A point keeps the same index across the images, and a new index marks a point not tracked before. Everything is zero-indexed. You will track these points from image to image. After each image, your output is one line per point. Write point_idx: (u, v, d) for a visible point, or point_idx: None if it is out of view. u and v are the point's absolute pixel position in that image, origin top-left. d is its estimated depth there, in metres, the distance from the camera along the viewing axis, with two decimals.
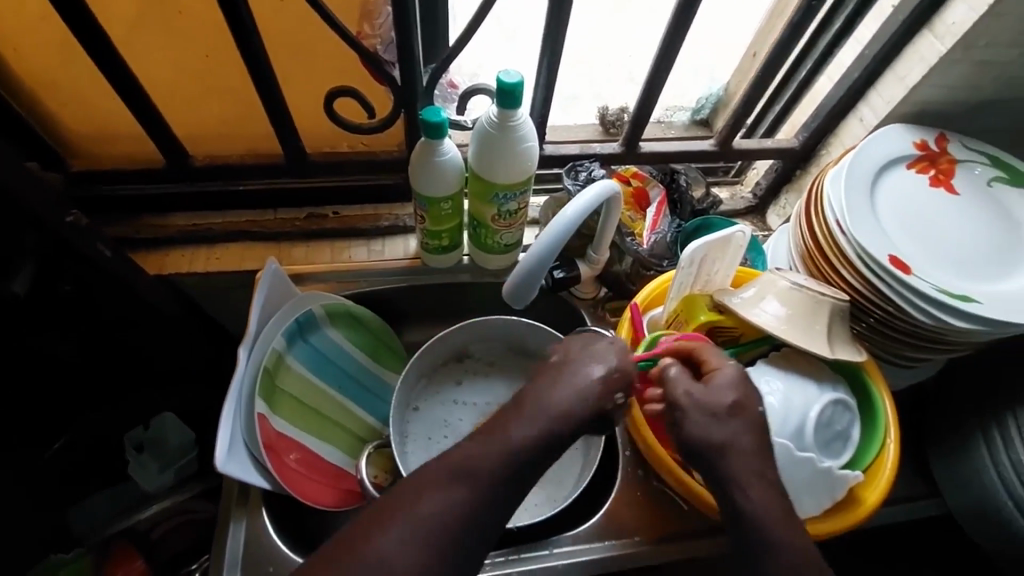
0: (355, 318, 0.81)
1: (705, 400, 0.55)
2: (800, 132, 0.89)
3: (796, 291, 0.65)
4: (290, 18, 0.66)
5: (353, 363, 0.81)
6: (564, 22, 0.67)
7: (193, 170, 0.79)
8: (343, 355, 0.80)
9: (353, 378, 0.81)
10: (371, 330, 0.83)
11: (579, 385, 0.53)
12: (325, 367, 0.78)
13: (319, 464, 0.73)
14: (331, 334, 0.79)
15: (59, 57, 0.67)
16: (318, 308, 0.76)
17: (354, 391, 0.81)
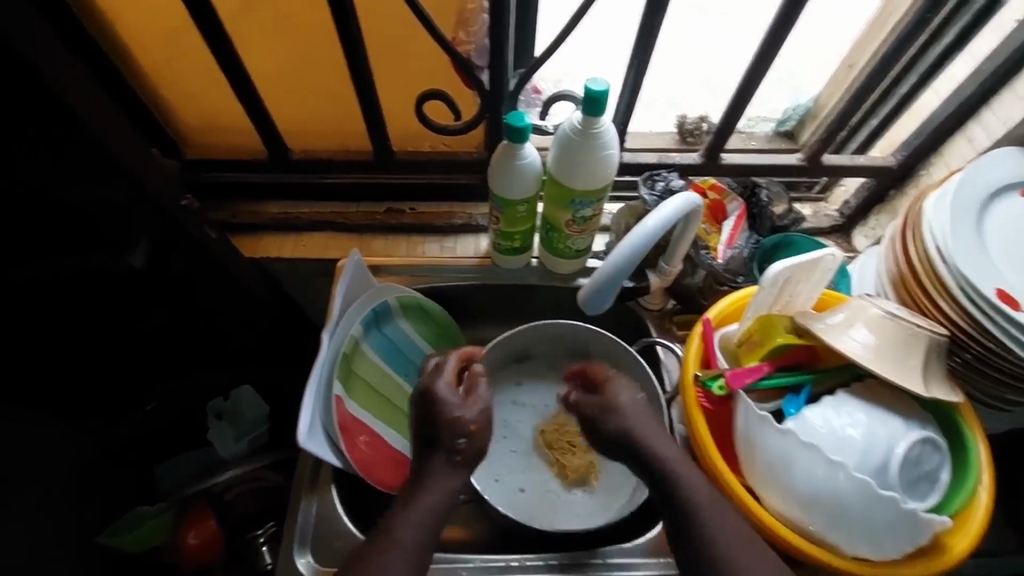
0: (425, 312, 0.84)
1: (630, 412, 0.64)
2: (899, 150, 0.84)
3: (889, 320, 0.63)
4: (391, 24, 0.70)
5: (421, 354, 0.85)
6: (655, 32, 0.67)
7: (290, 162, 0.85)
8: (411, 346, 0.84)
9: (419, 369, 0.85)
10: (439, 323, 0.86)
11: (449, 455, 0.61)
12: (396, 355, 0.83)
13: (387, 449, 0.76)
14: (402, 325, 0.83)
15: (185, 56, 0.74)
16: (392, 299, 0.80)
17: (420, 381, 0.84)
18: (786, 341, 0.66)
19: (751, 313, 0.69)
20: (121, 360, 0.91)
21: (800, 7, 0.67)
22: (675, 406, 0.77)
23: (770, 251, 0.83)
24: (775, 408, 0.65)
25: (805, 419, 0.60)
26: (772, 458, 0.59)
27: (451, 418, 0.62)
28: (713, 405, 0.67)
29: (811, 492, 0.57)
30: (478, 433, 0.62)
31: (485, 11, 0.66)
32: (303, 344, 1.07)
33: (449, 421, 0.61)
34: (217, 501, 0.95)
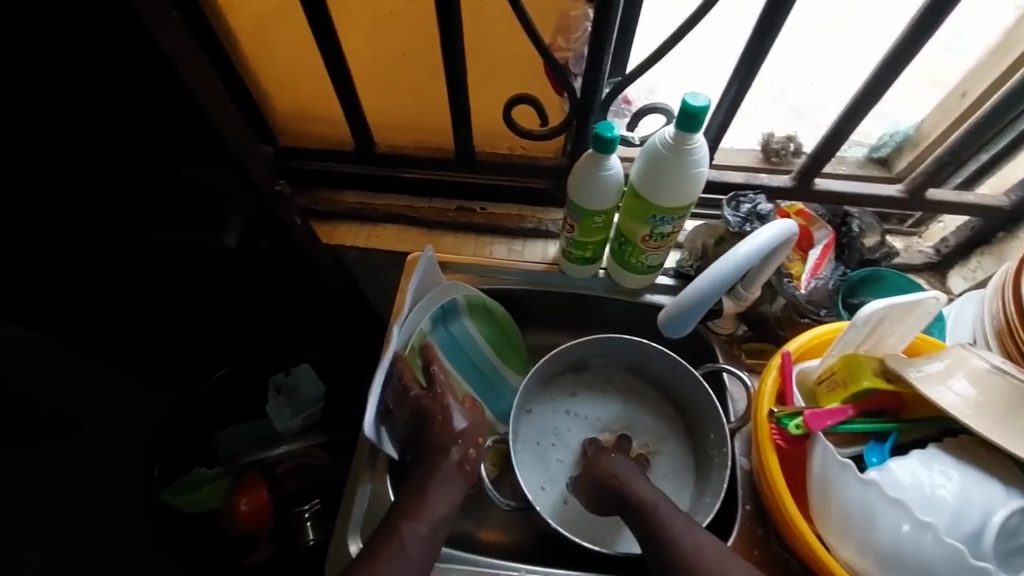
0: (489, 313, 0.84)
1: (626, 472, 0.69)
2: (1013, 190, 0.78)
3: (994, 376, 0.58)
4: (491, 28, 0.71)
5: (482, 354, 0.85)
6: (763, 54, 0.65)
7: (373, 155, 0.88)
8: (473, 344, 0.84)
9: (479, 369, 0.85)
10: (501, 325, 0.86)
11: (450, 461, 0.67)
12: (460, 352, 0.83)
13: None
14: (467, 323, 0.83)
15: (291, 48, 0.78)
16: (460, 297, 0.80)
17: (479, 381, 0.84)
18: (874, 384, 0.62)
19: (836, 350, 0.65)
20: (200, 329, 0.96)
21: (924, 33, 0.63)
22: (739, 437, 0.75)
23: (856, 285, 0.80)
24: (855, 453, 0.63)
25: (890, 471, 0.56)
26: (850, 509, 0.56)
27: (447, 425, 0.67)
28: (786, 445, 0.64)
29: (894, 550, 0.54)
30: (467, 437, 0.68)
31: (588, 19, 0.65)
32: (364, 331, 1.10)
33: (455, 432, 0.68)
34: (270, 473, 0.98)
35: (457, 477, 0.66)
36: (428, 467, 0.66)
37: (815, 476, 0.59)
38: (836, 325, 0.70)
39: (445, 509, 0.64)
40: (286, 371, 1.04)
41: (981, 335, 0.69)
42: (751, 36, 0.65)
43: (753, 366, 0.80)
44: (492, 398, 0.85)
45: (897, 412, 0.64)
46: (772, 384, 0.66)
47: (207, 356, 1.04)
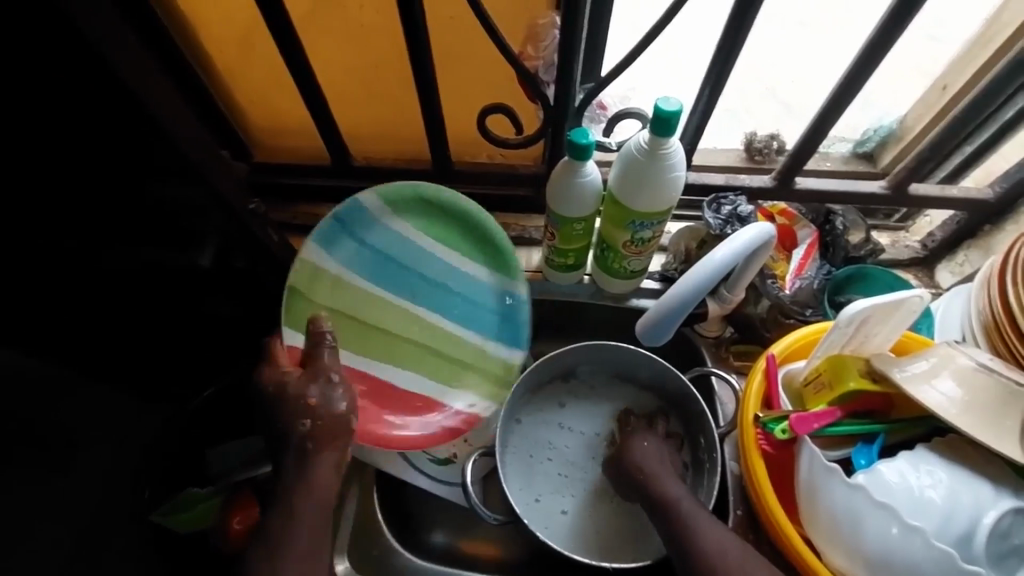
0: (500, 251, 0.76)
1: (649, 463, 0.69)
2: (996, 183, 0.77)
3: (980, 373, 0.57)
4: (460, 36, 0.70)
5: (455, 275, 0.77)
6: (736, 49, 0.63)
7: (352, 168, 0.87)
8: (411, 253, 0.76)
9: (452, 280, 0.77)
10: (495, 261, 0.77)
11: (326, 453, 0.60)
12: (398, 273, 0.76)
13: (395, 390, 0.76)
14: (420, 223, 0.76)
15: (262, 65, 0.77)
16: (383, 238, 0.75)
17: (443, 290, 0.77)
18: (860, 386, 0.61)
19: (821, 351, 0.65)
20: (183, 349, 0.96)
21: (897, 30, 0.62)
22: (728, 442, 0.74)
23: (842, 283, 0.79)
24: (843, 456, 0.62)
25: (878, 474, 0.55)
26: (838, 515, 0.55)
27: (295, 396, 0.60)
28: (773, 449, 0.63)
29: (883, 555, 0.52)
30: (321, 405, 0.60)
31: (556, 27, 0.65)
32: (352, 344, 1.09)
33: (325, 405, 0.60)
34: (260, 491, 0.96)
35: (332, 451, 0.60)
36: (302, 454, 0.59)
37: (802, 481, 0.58)
38: (821, 326, 0.69)
39: (333, 476, 0.60)
40: None
41: (969, 333, 0.68)
42: (722, 35, 0.63)
43: (741, 368, 0.80)
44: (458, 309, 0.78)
45: (882, 413, 0.63)
46: (758, 387, 0.65)
47: (192, 375, 1.03)
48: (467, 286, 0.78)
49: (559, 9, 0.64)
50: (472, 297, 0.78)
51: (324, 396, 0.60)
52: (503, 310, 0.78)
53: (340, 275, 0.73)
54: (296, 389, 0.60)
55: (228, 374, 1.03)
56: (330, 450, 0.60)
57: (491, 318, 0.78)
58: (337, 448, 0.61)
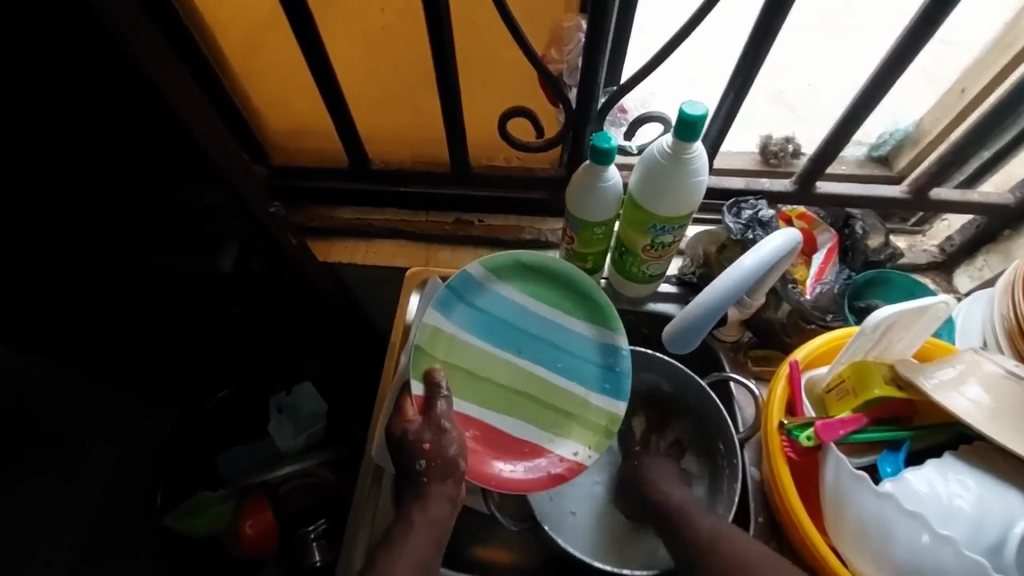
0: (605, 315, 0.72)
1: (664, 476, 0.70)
2: (1017, 188, 0.77)
3: (1009, 381, 0.57)
4: (483, 39, 0.70)
5: (563, 332, 0.72)
6: (762, 55, 0.63)
7: (369, 171, 0.87)
8: (526, 316, 0.72)
9: (557, 338, 0.72)
10: (597, 315, 0.72)
11: (444, 490, 0.59)
12: (512, 334, 0.71)
13: (496, 432, 0.69)
14: (528, 285, 0.72)
15: (282, 68, 0.77)
16: (474, 266, 0.70)
17: (552, 350, 0.72)
18: (885, 393, 0.60)
19: (845, 358, 0.64)
20: (200, 349, 0.96)
21: (925, 35, 0.62)
22: (749, 449, 0.73)
23: (861, 288, 0.79)
24: (869, 464, 0.61)
25: (906, 483, 0.55)
26: (866, 522, 0.55)
27: (410, 438, 0.60)
28: (798, 456, 0.62)
29: (911, 562, 0.52)
30: (436, 446, 0.60)
31: (580, 30, 0.65)
32: (364, 347, 1.09)
33: (444, 454, 0.60)
34: (273, 493, 0.95)
35: (444, 485, 0.59)
36: (416, 489, 0.59)
37: (827, 487, 0.57)
38: (843, 331, 0.69)
39: (446, 509, 0.59)
40: (287, 390, 1.02)
41: (991, 338, 0.68)
42: (747, 41, 0.64)
43: (760, 374, 0.79)
44: (564, 364, 0.72)
45: (906, 420, 0.63)
46: (781, 394, 0.65)
47: (205, 377, 1.03)
48: (579, 346, 0.72)
49: (585, 13, 0.64)
50: (574, 352, 0.72)
51: (444, 441, 0.60)
52: (605, 361, 0.72)
53: (454, 332, 0.69)
54: (411, 431, 0.60)
55: (241, 377, 1.02)
56: (443, 485, 0.59)
57: (598, 374, 0.72)
58: (448, 483, 0.59)
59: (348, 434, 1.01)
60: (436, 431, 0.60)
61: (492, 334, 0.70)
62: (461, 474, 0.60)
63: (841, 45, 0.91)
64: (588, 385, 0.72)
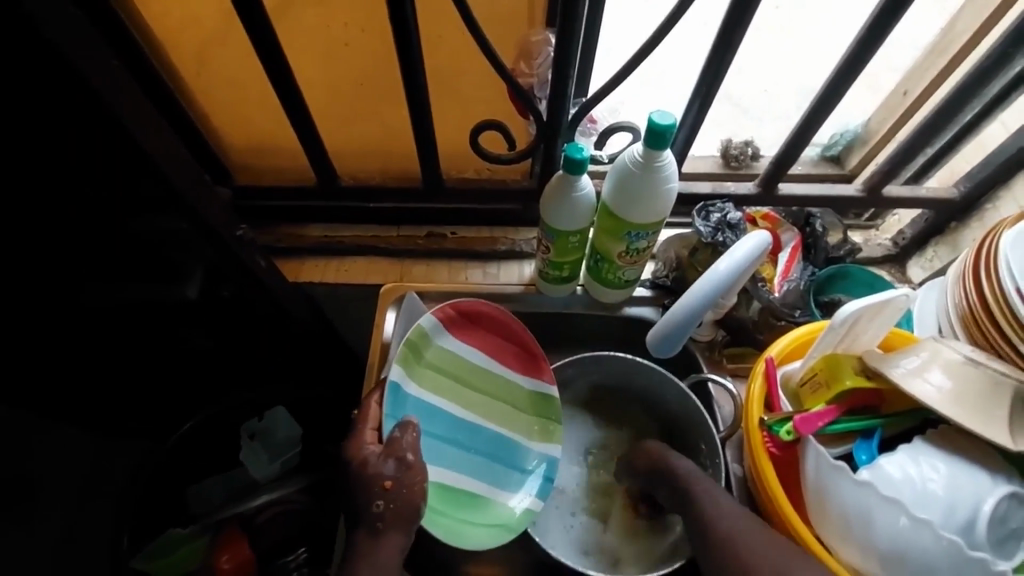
0: (406, 344, 0.70)
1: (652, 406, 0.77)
2: (961, 182, 0.82)
3: (969, 366, 0.60)
4: (452, 54, 0.71)
5: (434, 351, 0.73)
6: (724, 66, 0.67)
7: (339, 188, 0.85)
8: (446, 422, 0.73)
9: (536, 410, 0.78)
10: (416, 338, 0.71)
11: (397, 538, 0.59)
12: (447, 449, 0.72)
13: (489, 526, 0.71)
14: (428, 359, 0.72)
15: (244, 88, 0.75)
16: (426, 322, 0.72)
17: (466, 385, 0.75)
18: (856, 384, 0.63)
19: (815, 351, 0.67)
20: (163, 381, 0.91)
21: (875, 45, 0.66)
22: (729, 446, 0.74)
23: (824, 283, 0.82)
24: (845, 452, 0.64)
25: (881, 469, 0.58)
26: (848, 510, 0.57)
27: (373, 478, 0.60)
28: (778, 450, 0.64)
29: (893, 545, 0.55)
30: (397, 486, 0.60)
31: (549, 44, 0.67)
32: (338, 368, 1.05)
33: (404, 503, 0.60)
34: (249, 524, 0.89)
35: (400, 534, 0.60)
36: (370, 530, 0.59)
37: (809, 479, 0.60)
38: (813, 326, 0.71)
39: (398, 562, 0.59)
40: (259, 416, 0.98)
41: (947, 326, 0.71)
42: (709, 54, 0.67)
43: (736, 371, 0.81)
44: (500, 400, 0.77)
45: (876, 409, 0.65)
46: (759, 390, 0.66)
47: (170, 409, 0.97)
48: (484, 445, 0.75)
49: (552, 28, 0.66)
50: (489, 455, 0.75)
51: (407, 500, 0.61)
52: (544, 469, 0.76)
53: (449, 394, 0.74)
54: (372, 469, 0.61)
55: (207, 407, 0.98)
56: (398, 533, 0.60)
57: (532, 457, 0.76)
58: (403, 532, 0.60)
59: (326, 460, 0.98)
60: (404, 469, 0.61)
61: (429, 454, 0.70)
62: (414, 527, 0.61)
63: (792, 50, 0.95)
64: (530, 467, 0.76)
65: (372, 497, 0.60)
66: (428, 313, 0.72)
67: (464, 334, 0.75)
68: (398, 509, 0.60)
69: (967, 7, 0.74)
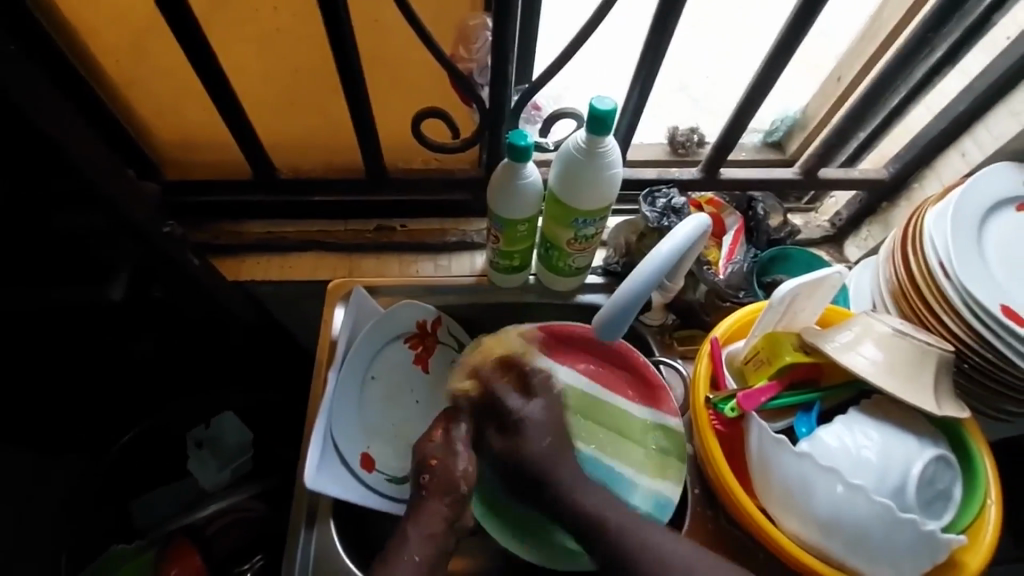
0: (473, 354, 0.76)
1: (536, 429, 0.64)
2: (890, 164, 0.86)
3: (897, 338, 0.63)
4: (387, 37, 0.68)
5: None
6: (662, 48, 0.68)
7: (280, 182, 0.82)
8: None
9: (660, 443, 0.72)
10: (493, 353, 0.75)
11: (438, 513, 0.61)
12: None
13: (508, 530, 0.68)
14: None
15: (167, 75, 0.71)
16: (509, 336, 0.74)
17: (580, 411, 0.73)
18: (796, 359, 0.65)
19: (757, 330, 0.69)
20: (97, 392, 0.86)
21: (806, 28, 0.68)
22: (679, 427, 0.75)
23: (767, 264, 0.85)
24: (786, 426, 0.66)
25: (820, 441, 0.60)
26: (790, 482, 0.59)
27: (422, 453, 0.64)
28: (725, 427, 0.66)
29: (830, 510, 0.57)
30: (442, 464, 0.63)
31: (487, 28, 0.66)
32: (289, 369, 1.02)
33: (451, 480, 0.62)
34: (198, 536, 0.86)
35: (441, 504, 0.61)
36: (414, 500, 0.62)
37: (753, 453, 0.62)
38: (755, 307, 0.73)
39: (441, 526, 0.61)
40: (206, 423, 0.94)
41: (879, 301, 0.74)
42: (648, 35, 0.67)
43: (686, 353, 0.82)
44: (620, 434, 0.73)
45: (815, 383, 0.68)
46: (706, 370, 0.68)
47: (107, 421, 0.92)
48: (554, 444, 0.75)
49: (490, 12, 0.65)
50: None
51: (452, 474, 0.62)
52: (650, 507, 0.68)
53: None
54: (426, 445, 0.64)
55: (148, 416, 0.93)
56: (440, 503, 0.61)
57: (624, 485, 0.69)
58: (444, 502, 0.62)
59: (279, 463, 0.94)
60: (449, 446, 0.64)
61: None
62: (457, 498, 0.62)
63: None
64: (635, 502, 0.68)
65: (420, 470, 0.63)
66: (519, 330, 0.75)
67: (563, 355, 0.75)
68: (447, 485, 0.62)
69: None
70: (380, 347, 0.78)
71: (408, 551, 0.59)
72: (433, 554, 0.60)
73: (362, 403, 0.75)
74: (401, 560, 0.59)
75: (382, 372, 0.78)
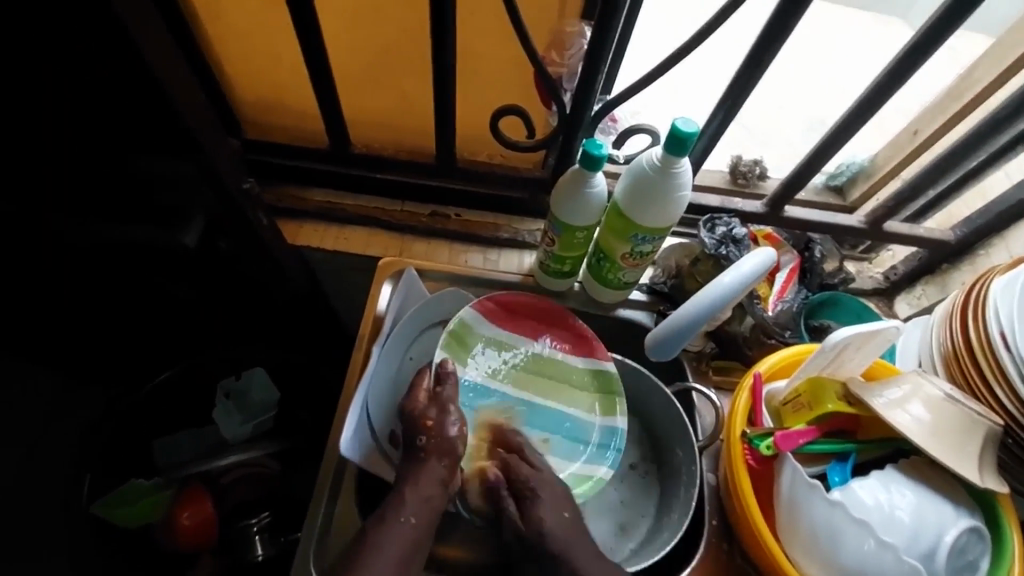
0: (451, 333, 0.74)
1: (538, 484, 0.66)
2: (957, 227, 0.84)
3: (947, 403, 0.62)
4: (483, 31, 0.70)
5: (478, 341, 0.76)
6: (752, 81, 0.67)
7: (351, 155, 0.84)
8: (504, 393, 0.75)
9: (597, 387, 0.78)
10: (458, 329, 0.75)
11: (433, 478, 0.62)
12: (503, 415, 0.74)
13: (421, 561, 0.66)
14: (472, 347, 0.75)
15: (265, 39, 0.73)
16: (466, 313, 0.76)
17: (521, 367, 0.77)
18: (837, 408, 0.64)
19: (802, 372, 0.68)
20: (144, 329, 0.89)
21: (898, 82, 0.67)
22: (706, 455, 0.75)
23: (816, 307, 0.84)
24: (819, 473, 0.65)
25: (853, 492, 0.60)
26: (818, 529, 0.59)
27: (420, 413, 0.65)
28: (757, 463, 0.66)
29: (858, 563, 0.57)
30: (437, 426, 0.65)
31: (583, 36, 0.67)
32: (322, 337, 1.04)
33: (446, 443, 0.64)
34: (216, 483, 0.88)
35: (439, 464, 0.63)
36: (415, 461, 0.63)
37: (783, 494, 0.62)
38: (801, 349, 0.73)
39: (438, 489, 0.62)
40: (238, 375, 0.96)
41: (928, 361, 0.73)
42: (738, 70, 0.68)
43: (720, 384, 0.82)
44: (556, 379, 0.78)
45: (852, 434, 0.67)
46: (744, 404, 0.68)
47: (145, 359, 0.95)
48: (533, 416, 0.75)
49: (589, 20, 0.66)
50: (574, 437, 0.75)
51: (447, 438, 0.64)
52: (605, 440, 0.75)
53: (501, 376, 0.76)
54: (421, 406, 0.66)
55: (185, 360, 0.96)
56: (439, 463, 0.63)
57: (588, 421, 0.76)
58: (443, 464, 0.64)
59: (301, 425, 0.97)
60: (441, 407, 0.66)
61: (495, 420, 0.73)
62: (454, 459, 0.65)
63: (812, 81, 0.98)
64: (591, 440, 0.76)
65: (417, 429, 0.64)
66: (468, 307, 0.76)
67: (510, 325, 0.78)
68: (440, 449, 0.64)
69: (986, 57, 0.75)
70: (421, 329, 0.79)
71: (407, 512, 0.60)
72: (430, 518, 0.61)
73: (398, 382, 0.77)
74: (398, 521, 0.60)
75: (420, 354, 0.79)
